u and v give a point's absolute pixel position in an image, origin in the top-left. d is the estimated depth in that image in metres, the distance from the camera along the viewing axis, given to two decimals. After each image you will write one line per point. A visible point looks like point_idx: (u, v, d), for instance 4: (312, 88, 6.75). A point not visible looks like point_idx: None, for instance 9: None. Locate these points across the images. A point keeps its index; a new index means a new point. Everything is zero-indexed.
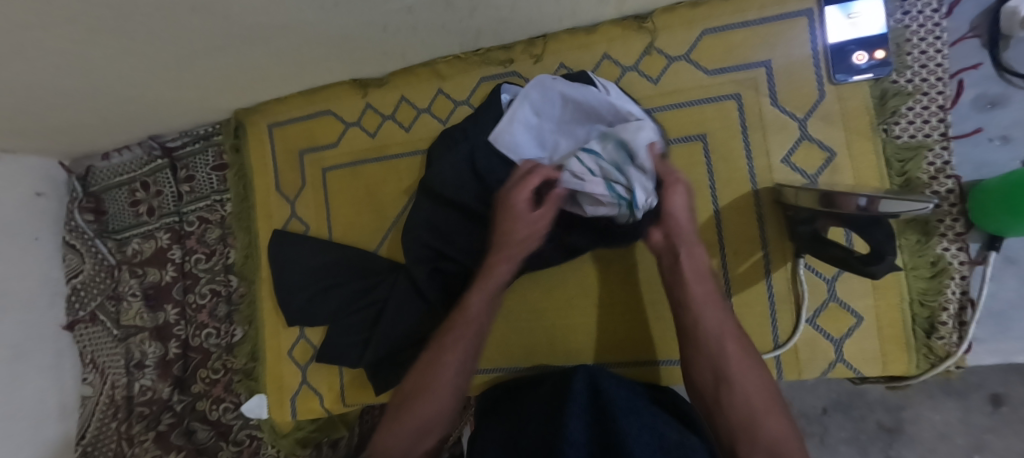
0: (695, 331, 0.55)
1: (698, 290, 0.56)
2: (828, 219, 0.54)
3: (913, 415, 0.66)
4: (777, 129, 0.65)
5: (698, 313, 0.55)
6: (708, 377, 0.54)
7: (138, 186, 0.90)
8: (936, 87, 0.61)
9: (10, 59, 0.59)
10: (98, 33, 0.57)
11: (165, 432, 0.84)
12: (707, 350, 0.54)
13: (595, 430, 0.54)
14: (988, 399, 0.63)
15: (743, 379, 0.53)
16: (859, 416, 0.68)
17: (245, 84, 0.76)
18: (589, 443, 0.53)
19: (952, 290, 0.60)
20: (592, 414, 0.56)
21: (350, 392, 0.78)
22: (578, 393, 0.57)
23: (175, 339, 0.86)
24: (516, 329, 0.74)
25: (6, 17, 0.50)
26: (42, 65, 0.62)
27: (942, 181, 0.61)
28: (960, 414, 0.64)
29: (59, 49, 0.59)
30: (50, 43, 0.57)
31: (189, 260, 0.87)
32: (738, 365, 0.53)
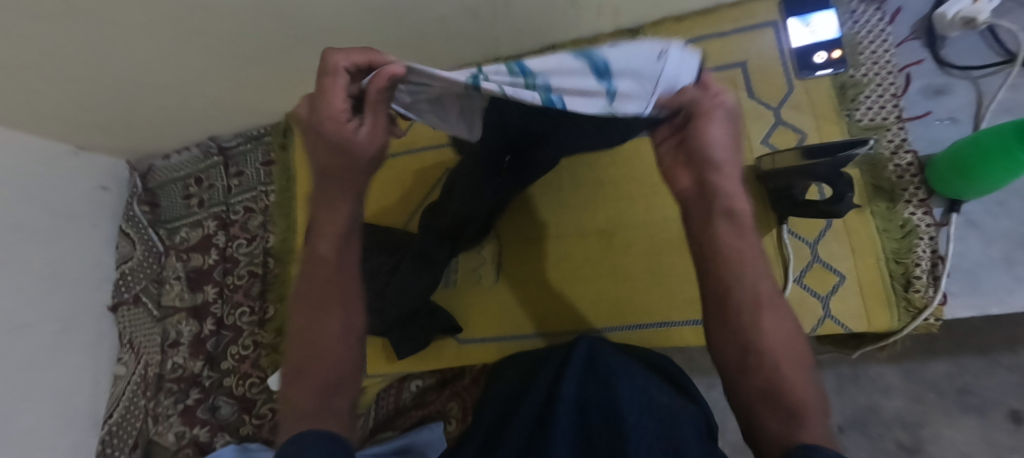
0: (727, 293, 0.43)
1: (735, 241, 0.43)
2: (801, 179, 0.63)
3: (932, 432, 0.75)
4: (755, 118, 0.75)
5: (731, 269, 0.43)
6: (734, 348, 0.42)
7: (192, 182, 1.02)
8: (888, 79, 0.71)
9: (112, 59, 0.72)
10: (188, 38, 0.69)
11: (192, 406, 0.89)
12: (739, 314, 0.42)
13: (590, 388, 0.58)
14: (1008, 415, 0.73)
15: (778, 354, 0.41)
16: (877, 434, 0.77)
17: (298, 89, 0.89)
18: (584, 401, 0.56)
19: (922, 249, 0.66)
20: (586, 379, 0.60)
21: (372, 364, 0.84)
22: (574, 361, 0.61)
23: (211, 317, 0.93)
24: (528, 299, 0.80)
25: (124, 21, 0.63)
26: (135, 66, 0.75)
27: (901, 156, 0.69)
28: (981, 433, 0.74)
29: (156, 55, 0.73)
30: (151, 49, 0.71)
31: (231, 245, 0.96)
32: (772, 334, 0.41)
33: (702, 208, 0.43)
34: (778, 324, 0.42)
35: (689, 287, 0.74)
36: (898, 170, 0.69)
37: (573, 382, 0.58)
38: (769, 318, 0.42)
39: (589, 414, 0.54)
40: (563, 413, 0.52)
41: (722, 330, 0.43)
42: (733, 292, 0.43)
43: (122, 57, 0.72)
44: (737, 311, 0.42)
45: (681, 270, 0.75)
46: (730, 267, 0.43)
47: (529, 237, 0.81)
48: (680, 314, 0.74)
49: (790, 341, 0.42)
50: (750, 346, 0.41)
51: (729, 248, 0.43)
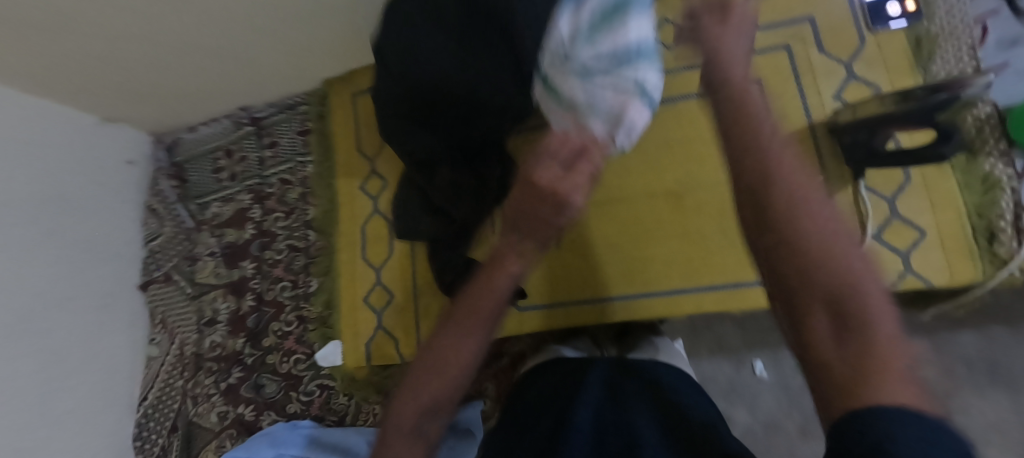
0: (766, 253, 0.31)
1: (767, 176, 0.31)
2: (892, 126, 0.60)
3: (960, 404, 0.72)
4: (826, 73, 0.73)
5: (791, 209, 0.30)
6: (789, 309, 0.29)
7: (222, 155, 0.97)
8: (964, 31, 0.70)
9: (159, 15, 0.67)
10: None
11: (235, 385, 0.85)
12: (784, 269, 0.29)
13: (610, 414, 0.50)
14: None
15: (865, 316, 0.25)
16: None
17: (342, 52, 0.85)
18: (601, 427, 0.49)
19: (1006, 202, 0.65)
20: (608, 403, 0.52)
21: (426, 335, 0.79)
22: (590, 384, 0.53)
23: (250, 292, 0.89)
24: (591, 264, 0.77)
25: None
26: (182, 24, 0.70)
27: (980, 107, 0.68)
28: None
29: (208, 14, 0.68)
30: (207, 6, 0.67)
31: (267, 219, 0.92)
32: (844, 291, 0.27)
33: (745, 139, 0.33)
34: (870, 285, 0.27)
35: None
36: (977, 122, 0.67)
37: (587, 405, 0.50)
38: (829, 268, 0.28)
39: (608, 439, 0.47)
40: (578, 442, 0.45)
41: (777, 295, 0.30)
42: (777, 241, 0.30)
43: (170, 14, 0.67)
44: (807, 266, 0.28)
45: None
46: (788, 217, 0.30)
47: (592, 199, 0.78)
48: (757, 274, 0.71)
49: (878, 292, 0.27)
50: (838, 306, 0.27)
51: (769, 200, 0.31)
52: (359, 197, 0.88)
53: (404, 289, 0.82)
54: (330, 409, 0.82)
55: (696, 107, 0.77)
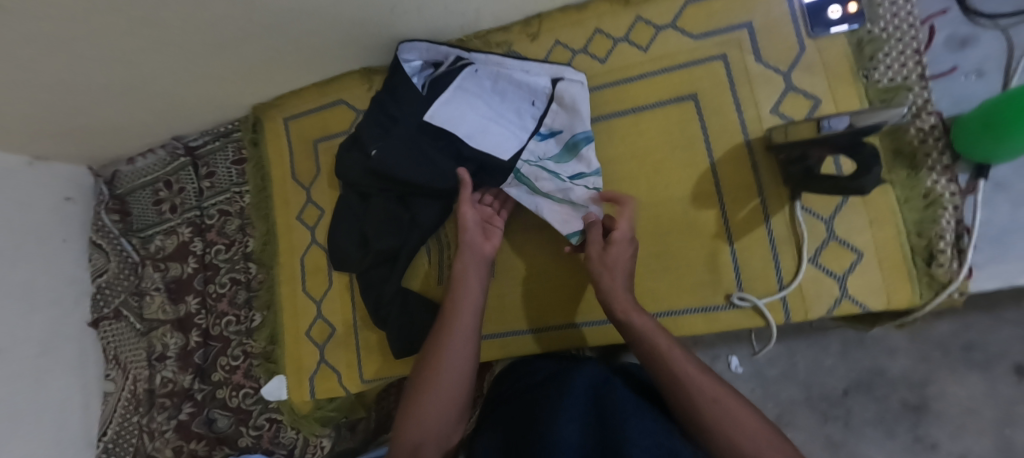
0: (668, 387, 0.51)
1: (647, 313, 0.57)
2: (821, 148, 0.56)
3: (938, 390, 0.70)
4: (764, 83, 0.69)
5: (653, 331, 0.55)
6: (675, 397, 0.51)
7: (162, 186, 0.95)
8: (909, 33, 0.65)
9: (56, 51, 0.63)
10: (136, 23, 0.61)
11: (186, 421, 0.86)
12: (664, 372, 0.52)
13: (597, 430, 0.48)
14: (1012, 369, 0.67)
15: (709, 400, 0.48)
16: (882, 395, 0.72)
17: (264, 78, 0.81)
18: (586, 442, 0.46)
19: (947, 220, 0.62)
20: (593, 421, 0.50)
21: (368, 367, 0.79)
22: (574, 394, 0.52)
23: (196, 328, 0.89)
24: (525, 294, 0.76)
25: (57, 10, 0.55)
26: (85, 59, 0.67)
27: (924, 118, 0.63)
28: (985, 388, 0.68)
29: (100, 49, 0.65)
30: (101, 42, 0.63)
31: (209, 252, 0.90)
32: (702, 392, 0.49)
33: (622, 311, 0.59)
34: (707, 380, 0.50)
35: (698, 270, 0.69)
36: (920, 134, 0.63)
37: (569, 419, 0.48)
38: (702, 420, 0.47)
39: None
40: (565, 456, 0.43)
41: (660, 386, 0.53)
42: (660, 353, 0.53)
43: (64, 51, 0.64)
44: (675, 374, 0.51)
45: (688, 252, 0.69)
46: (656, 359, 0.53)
47: (526, 225, 0.76)
48: (691, 302, 0.69)
49: None
50: None
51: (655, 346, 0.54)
52: (296, 228, 0.86)
53: (345, 322, 0.81)
54: (279, 442, 0.83)
55: (630, 123, 0.74)
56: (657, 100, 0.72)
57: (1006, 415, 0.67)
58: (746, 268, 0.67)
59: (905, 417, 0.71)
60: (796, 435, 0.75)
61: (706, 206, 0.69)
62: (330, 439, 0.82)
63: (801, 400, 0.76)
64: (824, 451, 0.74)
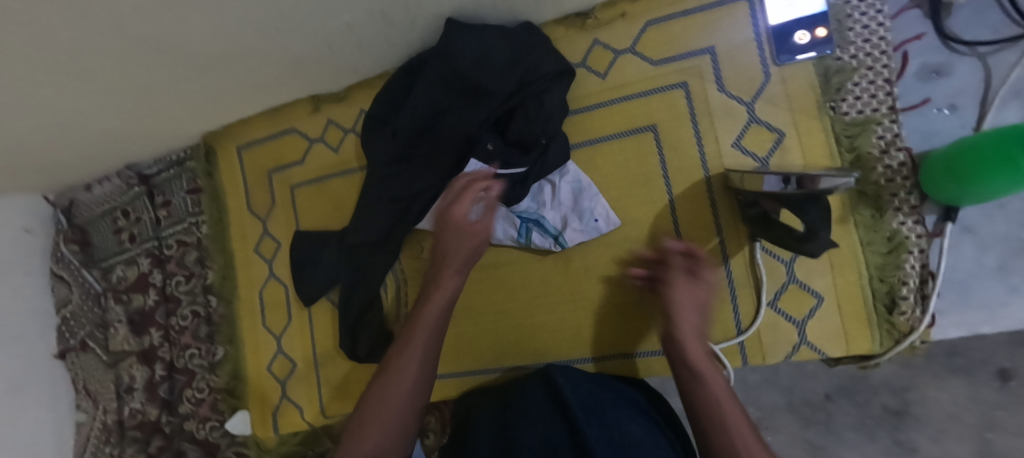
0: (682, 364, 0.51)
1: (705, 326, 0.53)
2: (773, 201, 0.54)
3: (919, 395, 0.61)
4: (724, 114, 0.64)
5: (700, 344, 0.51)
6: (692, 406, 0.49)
7: (120, 215, 0.93)
8: (880, 61, 0.60)
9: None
10: (60, 71, 0.57)
11: (156, 453, 0.87)
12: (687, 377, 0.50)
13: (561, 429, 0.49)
14: (996, 374, 0.58)
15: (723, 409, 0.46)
16: (864, 401, 0.63)
17: (206, 109, 0.77)
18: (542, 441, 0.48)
19: (910, 264, 0.59)
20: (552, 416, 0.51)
21: (328, 402, 0.79)
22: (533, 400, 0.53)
23: (160, 361, 0.89)
24: (483, 332, 0.74)
25: None
26: (26, 108, 0.64)
27: (893, 155, 0.60)
28: (969, 392, 0.59)
29: (23, 100, 0.62)
30: (22, 94, 0.60)
31: (169, 283, 0.89)
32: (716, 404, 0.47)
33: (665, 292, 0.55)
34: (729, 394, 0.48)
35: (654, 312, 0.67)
36: (887, 173, 0.60)
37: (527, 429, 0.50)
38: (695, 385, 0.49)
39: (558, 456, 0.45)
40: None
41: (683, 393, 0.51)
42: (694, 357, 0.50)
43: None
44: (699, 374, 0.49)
45: (645, 293, 0.67)
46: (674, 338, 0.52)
47: (482, 263, 0.74)
48: (646, 345, 0.68)
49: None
50: None
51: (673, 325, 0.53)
52: (254, 260, 0.85)
53: (305, 357, 0.81)
54: None
55: (588, 156, 0.70)
56: (615, 131, 0.69)
57: (986, 420, 0.58)
58: (705, 310, 0.65)
59: (887, 422, 0.62)
60: None
61: (665, 246, 0.66)
62: None
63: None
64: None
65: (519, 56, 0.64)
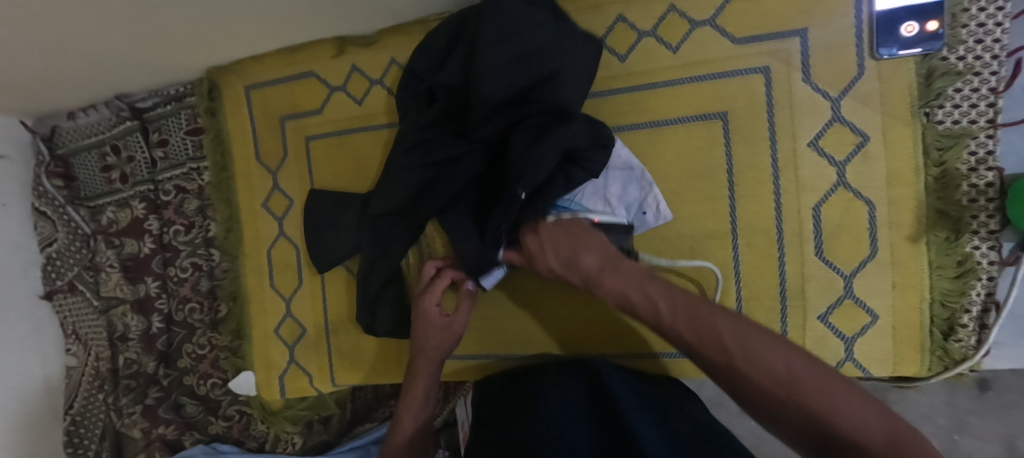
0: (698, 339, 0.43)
1: (680, 291, 0.46)
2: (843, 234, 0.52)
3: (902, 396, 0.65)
4: (807, 109, 0.59)
5: (693, 305, 0.45)
6: (754, 392, 0.39)
7: (109, 150, 0.84)
8: (990, 67, 0.54)
9: None
10: None
11: (152, 406, 0.83)
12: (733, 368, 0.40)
13: (603, 432, 0.50)
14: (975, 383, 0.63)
15: (756, 342, 0.40)
16: None
17: (216, 40, 0.68)
18: (589, 445, 0.48)
19: (977, 291, 0.56)
20: (590, 418, 0.52)
21: (340, 373, 0.76)
22: (567, 401, 0.54)
23: (157, 312, 0.83)
24: (512, 316, 0.71)
25: None
26: None
27: (982, 173, 0.55)
28: (945, 397, 0.64)
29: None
30: None
31: (167, 232, 0.83)
32: (745, 345, 0.40)
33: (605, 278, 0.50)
34: (742, 326, 0.42)
35: None
36: (971, 192, 0.55)
37: (565, 423, 0.50)
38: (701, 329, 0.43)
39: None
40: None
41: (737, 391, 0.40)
42: (706, 327, 0.42)
43: None
44: (720, 337, 0.41)
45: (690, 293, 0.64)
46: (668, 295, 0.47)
47: None
48: None
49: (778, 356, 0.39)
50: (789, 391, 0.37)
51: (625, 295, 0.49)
52: (261, 217, 0.79)
53: (316, 324, 0.77)
54: (250, 434, 0.83)
55: (647, 140, 0.64)
56: (680, 115, 0.62)
57: (958, 424, 0.64)
58: (751, 316, 0.62)
59: None
60: (758, 423, 0.77)
61: (719, 246, 0.62)
62: (302, 435, 0.82)
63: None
64: (783, 440, 0.77)
65: (540, 54, 0.55)
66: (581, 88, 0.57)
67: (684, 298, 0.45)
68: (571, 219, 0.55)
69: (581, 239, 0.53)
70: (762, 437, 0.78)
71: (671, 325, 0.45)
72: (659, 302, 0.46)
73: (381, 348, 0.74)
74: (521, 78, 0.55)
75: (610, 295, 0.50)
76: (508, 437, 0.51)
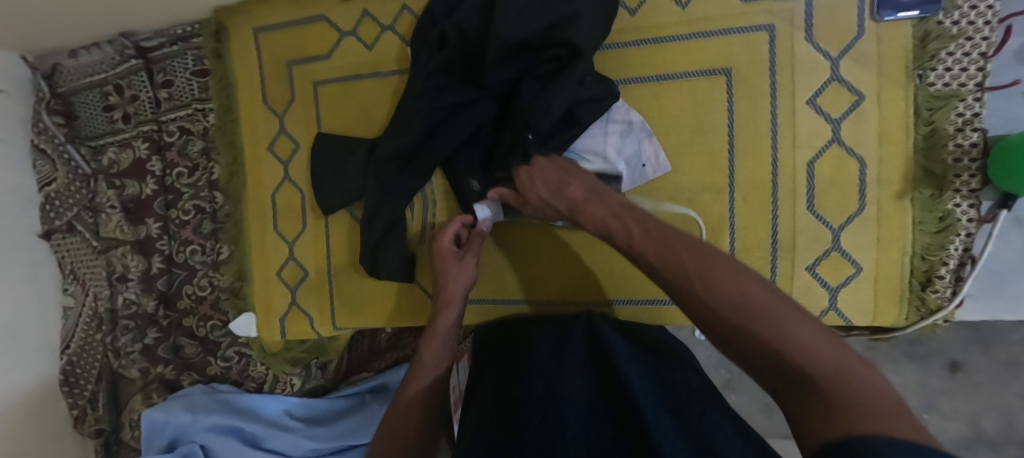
0: (671, 254, 0.43)
1: (657, 222, 0.47)
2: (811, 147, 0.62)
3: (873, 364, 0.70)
4: (808, 68, 0.61)
5: (675, 241, 0.44)
6: (724, 328, 0.37)
7: (111, 89, 0.83)
8: (982, 32, 0.56)
9: None
10: None
11: (152, 345, 0.84)
12: (711, 309, 0.38)
13: (602, 388, 0.52)
14: (946, 365, 0.67)
15: (747, 292, 0.37)
16: None
17: None
18: (588, 397, 0.50)
19: (955, 246, 0.59)
20: (588, 372, 0.54)
21: (341, 317, 0.78)
22: (569, 356, 0.55)
23: (158, 253, 0.84)
24: (514, 262, 0.73)
25: None
26: None
27: (967, 134, 0.57)
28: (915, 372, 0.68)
29: None
30: None
31: (170, 174, 0.83)
32: (739, 299, 0.37)
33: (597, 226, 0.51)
34: (724, 264, 0.40)
35: None
36: (956, 152, 0.58)
37: (567, 377, 0.51)
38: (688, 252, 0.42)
39: (599, 417, 0.48)
40: (574, 421, 0.45)
41: (715, 335, 0.38)
42: (677, 259, 0.42)
43: None
44: (695, 273, 0.40)
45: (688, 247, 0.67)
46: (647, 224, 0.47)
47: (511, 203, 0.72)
48: None
49: (760, 297, 0.37)
50: (743, 323, 0.36)
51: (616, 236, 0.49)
52: (266, 160, 0.79)
53: (319, 268, 0.78)
54: (249, 376, 0.84)
55: (652, 94, 0.66)
56: (686, 70, 0.64)
57: (928, 403, 0.68)
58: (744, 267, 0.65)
59: None
60: (738, 398, 0.81)
61: (715, 200, 0.65)
62: (301, 377, 0.83)
63: None
64: (761, 414, 0.80)
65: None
66: (595, 38, 0.58)
67: (661, 235, 0.45)
68: (566, 160, 0.60)
69: (568, 174, 0.57)
70: (744, 411, 0.80)
71: (642, 250, 0.46)
72: (631, 232, 0.48)
73: (383, 292, 0.76)
74: (541, 20, 0.57)
75: (592, 222, 0.52)
76: (503, 394, 0.50)
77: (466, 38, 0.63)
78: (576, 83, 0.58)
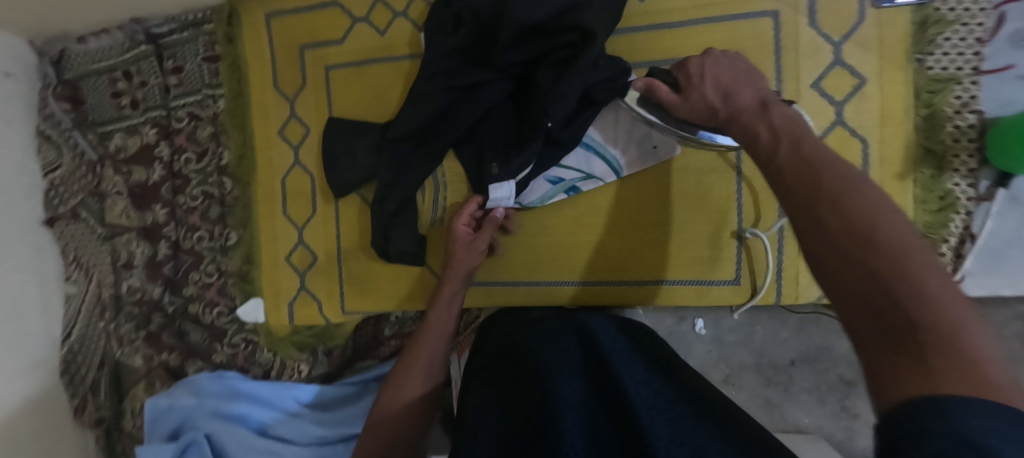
0: (802, 166, 0.34)
1: (796, 126, 0.39)
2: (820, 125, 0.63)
3: None
4: (811, 52, 0.63)
5: (816, 154, 0.35)
6: (834, 257, 0.29)
7: (119, 76, 0.83)
8: (977, 18, 0.59)
9: None
10: None
11: (156, 332, 0.85)
12: (837, 235, 0.29)
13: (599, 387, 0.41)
14: None
15: (893, 226, 0.28)
16: None
17: None
18: (590, 400, 0.39)
19: (955, 224, 0.61)
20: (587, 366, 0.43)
21: (351, 301, 0.78)
22: (567, 347, 0.45)
23: (165, 239, 0.84)
24: (522, 245, 0.73)
25: None
26: None
27: (965, 115, 0.60)
28: None
29: None
30: None
31: (178, 159, 0.83)
32: (878, 225, 0.28)
33: (737, 127, 0.43)
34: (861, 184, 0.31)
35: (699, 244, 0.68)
36: (954, 132, 0.60)
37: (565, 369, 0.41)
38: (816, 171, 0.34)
39: (598, 420, 0.38)
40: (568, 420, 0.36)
41: (817, 267, 0.30)
42: (815, 168, 0.34)
43: None
44: (818, 189, 0.32)
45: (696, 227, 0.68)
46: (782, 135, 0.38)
47: None
48: (684, 273, 0.69)
49: (898, 226, 0.28)
50: (869, 246, 0.28)
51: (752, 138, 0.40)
52: (277, 144, 0.80)
53: (328, 251, 0.78)
54: (255, 362, 0.84)
55: None
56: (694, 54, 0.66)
57: None
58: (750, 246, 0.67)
59: None
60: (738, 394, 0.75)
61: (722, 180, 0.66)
62: (308, 363, 0.83)
63: (751, 365, 0.74)
64: (761, 409, 0.74)
65: None
66: (604, 22, 0.59)
67: (804, 140, 0.37)
68: (742, 61, 0.49)
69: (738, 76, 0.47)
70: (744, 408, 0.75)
71: (773, 155, 0.38)
72: (777, 133, 0.38)
73: (392, 276, 0.76)
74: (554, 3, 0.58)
75: (741, 128, 0.42)
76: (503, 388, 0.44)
77: (478, 20, 0.63)
78: (590, 67, 0.59)
